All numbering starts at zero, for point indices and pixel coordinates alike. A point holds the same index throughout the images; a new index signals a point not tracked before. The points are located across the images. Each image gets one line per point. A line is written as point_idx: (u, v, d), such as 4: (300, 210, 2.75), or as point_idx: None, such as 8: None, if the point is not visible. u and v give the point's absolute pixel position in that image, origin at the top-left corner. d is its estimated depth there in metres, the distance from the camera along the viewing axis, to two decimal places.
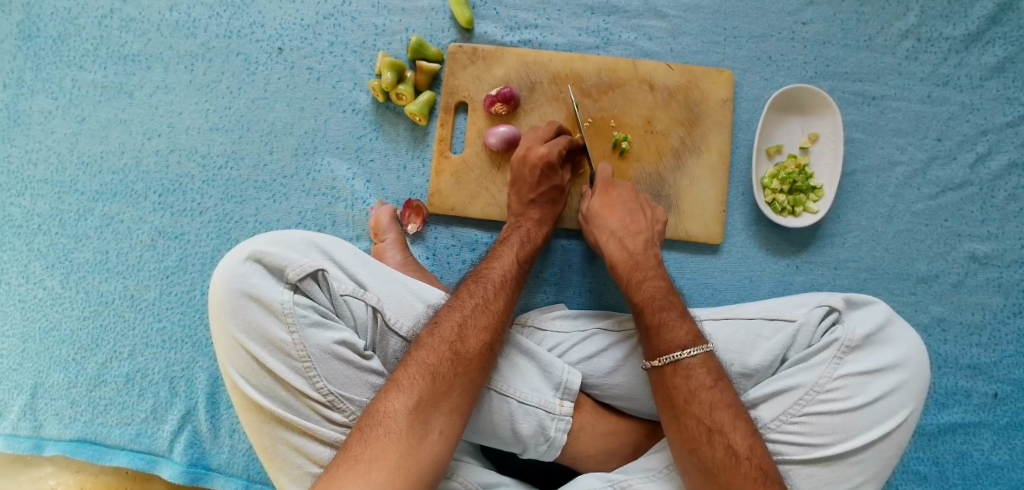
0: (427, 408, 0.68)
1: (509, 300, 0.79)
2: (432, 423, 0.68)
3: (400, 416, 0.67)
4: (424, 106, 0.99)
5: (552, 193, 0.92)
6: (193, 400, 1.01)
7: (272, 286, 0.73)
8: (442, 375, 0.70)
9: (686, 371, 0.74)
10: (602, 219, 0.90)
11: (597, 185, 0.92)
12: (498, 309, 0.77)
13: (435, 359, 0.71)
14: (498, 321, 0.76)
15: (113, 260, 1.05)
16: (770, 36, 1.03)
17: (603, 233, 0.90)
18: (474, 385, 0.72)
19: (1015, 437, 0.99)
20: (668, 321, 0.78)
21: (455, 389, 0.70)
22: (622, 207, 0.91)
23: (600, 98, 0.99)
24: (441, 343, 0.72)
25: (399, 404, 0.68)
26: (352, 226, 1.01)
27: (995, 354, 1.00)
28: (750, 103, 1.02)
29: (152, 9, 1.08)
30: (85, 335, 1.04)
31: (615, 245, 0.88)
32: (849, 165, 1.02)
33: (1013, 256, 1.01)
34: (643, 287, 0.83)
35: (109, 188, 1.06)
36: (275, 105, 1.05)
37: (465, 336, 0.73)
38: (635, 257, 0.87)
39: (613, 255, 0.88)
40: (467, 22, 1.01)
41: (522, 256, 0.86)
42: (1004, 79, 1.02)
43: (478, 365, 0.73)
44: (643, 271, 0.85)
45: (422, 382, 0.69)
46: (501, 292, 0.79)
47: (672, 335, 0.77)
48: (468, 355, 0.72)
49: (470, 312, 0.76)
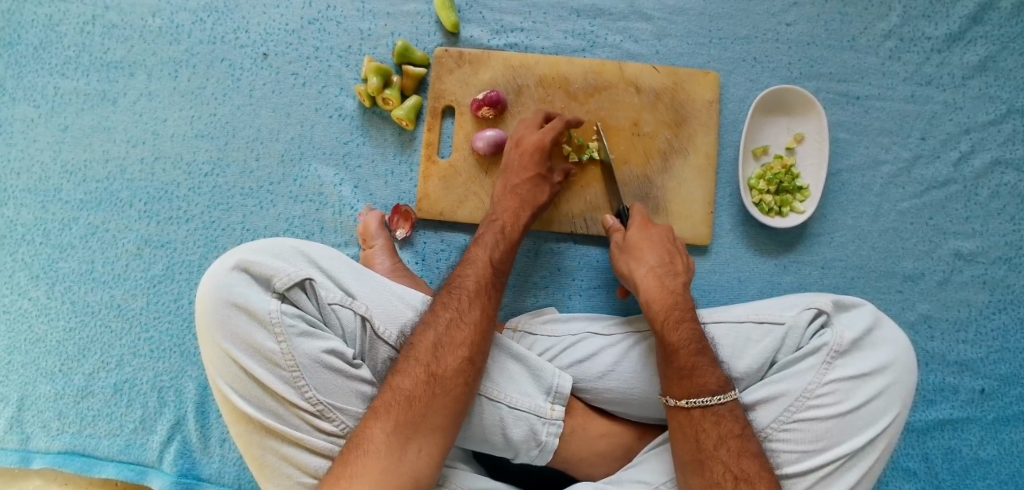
0: (406, 430, 0.68)
1: (487, 308, 0.78)
2: (412, 444, 0.68)
3: (381, 438, 0.68)
4: (411, 111, 0.99)
5: (536, 180, 0.91)
6: (182, 410, 1.00)
7: (259, 295, 0.73)
8: (419, 398, 0.70)
9: (715, 416, 0.74)
10: (639, 251, 0.88)
11: (637, 217, 0.91)
12: (473, 322, 0.76)
13: (411, 383, 0.71)
14: (476, 333, 0.75)
15: (99, 269, 1.04)
16: (755, 37, 1.03)
17: (641, 267, 0.86)
18: (457, 403, 0.72)
19: (1002, 431, 1.00)
20: (702, 366, 0.76)
21: (434, 410, 0.70)
22: (660, 244, 0.88)
23: (587, 100, 0.99)
24: (417, 367, 0.72)
25: (379, 427, 0.68)
26: (340, 233, 1.01)
27: (981, 350, 1.01)
28: (736, 104, 1.02)
29: (135, 15, 1.07)
30: (72, 345, 1.03)
31: (653, 280, 0.84)
32: (835, 165, 1.02)
33: (997, 252, 1.02)
34: (681, 329, 0.79)
35: (94, 197, 1.05)
36: (261, 111, 1.04)
37: (441, 356, 0.73)
38: (673, 295, 0.83)
39: (652, 290, 0.84)
40: (452, 26, 1.01)
41: (498, 256, 0.83)
42: (987, 77, 1.03)
43: (457, 383, 0.72)
44: (680, 308, 0.82)
45: (400, 406, 0.69)
46: (477, 302, 0.77)
47: (704, 379, 0.75)
48: (446, 375, 0.72)
49: (444, 330, 0.75)
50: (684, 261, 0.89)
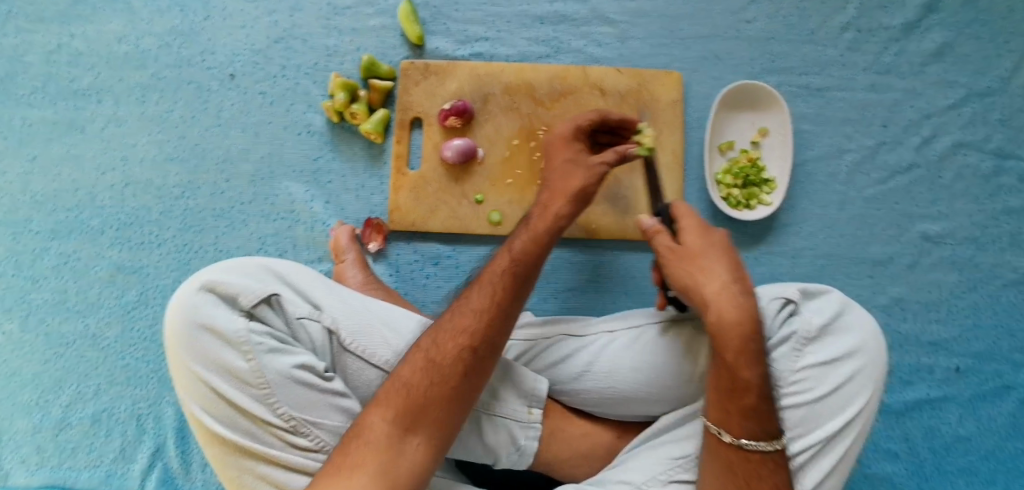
0: (405, 420, 0.65)
1: (505, 298, 0.71)
2: (411, 436, 0.64)
3: (379, 428, 0.64)
4: (379, 124, 0.99)
5: (567, 168, 0.81)
6: (162, 437, 0.99)
7: (227, 315, 0.73)
8: (417, 386, 0.66)
9: (772, 463, 0.70)
10: (708, 263, 0.73)
11: (696, 225, 0.76)
12: (485, 310, 0.70)
13: (410, 371, 0.67)
14: (483, 321, 0.69)
15: (73, 299, 1.03)
16: (716, 36, 1.05)
17: (713, 284, 0.72)
18: (458, 394, 0.67)
19: (980, 408, 1.01)
20: (767, 414, 0.70)
21: (435, 400, 0.66)
22: (722, 254, 0.74)
23: (553, 106, 1.00)
24: (417, 354, 0.68)
25: (379, 415, 0.65)
26: (313, 249, 1.00)
27: (954, 329, 1.03)
28: (700, 102, 1.03)
29: (101, 41, 1.07)
30: (48, 377, 1.02)
31: (728, 300, 0.71)
32: (800, 156, 1.04)
33: (964, 233, 1.05)
34: (753, 366, 0.70)
35: (65, 226, 1.05)
36: (229, 131, 1.04)
37: (441, 342, 0.68)
38: (749, 319, 0.70)
39: (728, 313, 0.70)
40: (417, 38, 1.01)
41: (521, 243, 0.75)
42: (944, 64, 1.06)
43: (460, 372, 0.67)
44: (755, 339, 0.70)
45: (396, 396, 0.66)
46: (490, 291, 0.71)
47: (766, 423, 0.70)
48: (447, 363, 0.67)
49: (448, 317, 0.71)
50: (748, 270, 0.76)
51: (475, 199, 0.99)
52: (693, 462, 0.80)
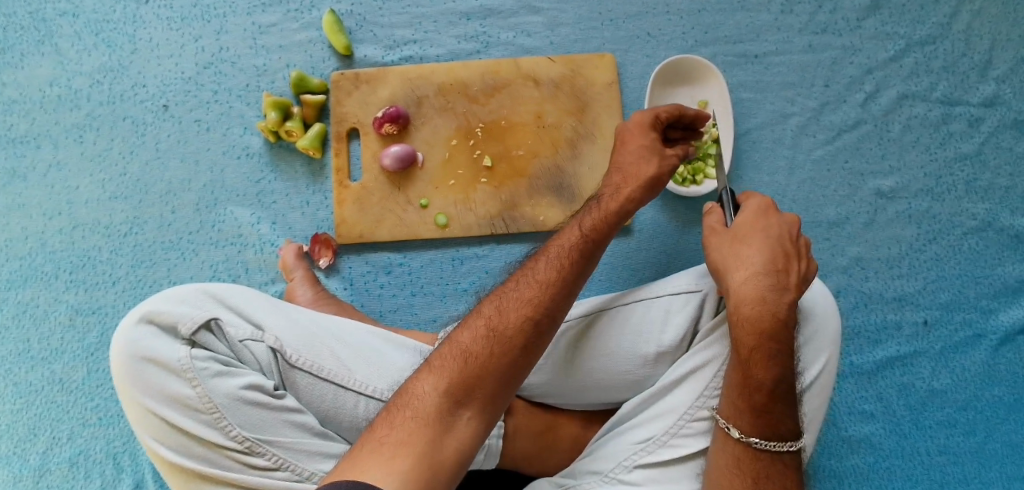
0: (459, 391, 0.59)
1: (568, 276, 0.68)
2: (461, 409, 0.59)
3: (431, 397, 0.58)
4: (316, 139, 0.98)
5: (643, 153, 0.80)
6: (140, 473, 0.99)
7: (168, 345, 0.73)
8: (479, 354, 0.61)
9: (780, 462, 0.69)
10: (744, 252, 0.75)
11: (748, 215, 0.77)
12: (552, 284, 0.67)
13: (470, 338, 0.63)
14: (549, 293, 0.66)
15: (35, 347, 1.03)
16: (646, 13, 1.04)
17: (742, 273, 0.74)
18: (515, 367, 0.62)
19: (952, 359, 1.01)
20: (779, 414, 0.69)
21: (492, 370, 0.61)
22: (762, 250, 0.74)
23: (488, 101, 0.99)
24: (479, 320, 0.64)
25: (431, 383, 0.59)
26: (265, 271, 1.00)
27: (917, 283, 1.02)
28: (637, 81, 1.02)
29: (33, 86, 1.07)
30: (20, 426, 1.02)
31: (751, 292, 0.72)
32: (743, 125, 1.03)
33: (918, 185, 1.04)
34: (769, 365, 0.70)
35: (19, 275, 1.04)
36: (170, 162, 1.04)
37: (505, 311, 0.65)
38: (773, 315, 0.71)
39: (748, 306, 0.71)
40: (344, 48, 1.00)
41: (589, 222, 0.74)
42: (880, 16, 1.05)
43: (518, 344, 0.63)
44: (773, 337, 0.70)
45: (453, 363, 0.61)
46: (559, 264, 0.69)
47: (781, 420, 0.69)
48: (508, 332, 0.63)
49: (514, 287, 0.67)
50: (800, 267, 0.75)
51: (419, 204, 0.98)
52: (657, 445, 0.76)
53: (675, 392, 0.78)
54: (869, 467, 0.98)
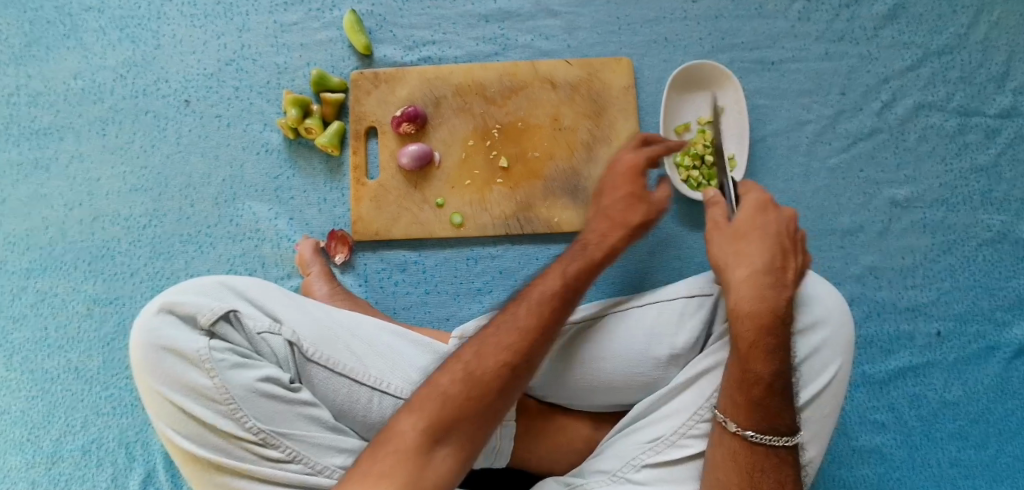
0: (438, 430, 0.61)
1: (546, 322, 0.69)
2: (440, 446, 0.61)
3: (411, 434, 0.60)
4: (334, 136, 0.99)
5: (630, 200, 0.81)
6: (152, 461, 1.00)
7: (188, 335, 0.73)
8: (456, 396, 0.63)
9: (776, 458, 0.70)
10: (742, 250, 0.75)
11: (747, 212, 0.78)
12: (529, 331, 0.68)
13: (449, 379, 0.64)
14: (526, 340, 0.67)
15: (53, 335, 1.05)
16: (663, 18, 1.04)
17: (741, 269, 0.74)
18: (490, 410, 0.64)
19: (965, 371, 1.00)
20: (778, 410, 0.70)
21: (468, 413, 0.62)
22: (760, 248, 0.75)
23: (505, 102, 1.00)
24: (457, 363, 0.65)
25: (411, 421, 0.61)
26: (281, 266, 1.01)
27: (931, 293, 1.02)
28: (653, 86, 1.03)
29: (57, 79, 1.08)
30: (35, 413, 1.03)
31: (750, 290, 0.72)
32: (759, 131, 1.03)
33: (933, 195, 1.04)
34: (768, 360, 0.70)
35: (39, 263, 1.06)
36: (190, 157, 1.05)
37: (483, 355, 0.66)
38: (771, 310, 0.72)
39: (748, 302, 0.72)
40: (364, 48, 1.02)
41: (573, 270, 0.74)
42: (897, 25, 1.06)
43: (495, 388, 0.64)
44: (772, 332, 0.71)
45: (433, 403, 0.62)
46: (539, 311, 0.69)
47: (777, 417, 0.70)
48: (485, 376, 0.64)
49: (494, 330, 0.68)
50: (797, 263, 0.76)
51: (435, 204, 0.99)
52: (665, 445, 0.77)
53: (687, 394, 0.78)
54: (879, 478, 0.98)
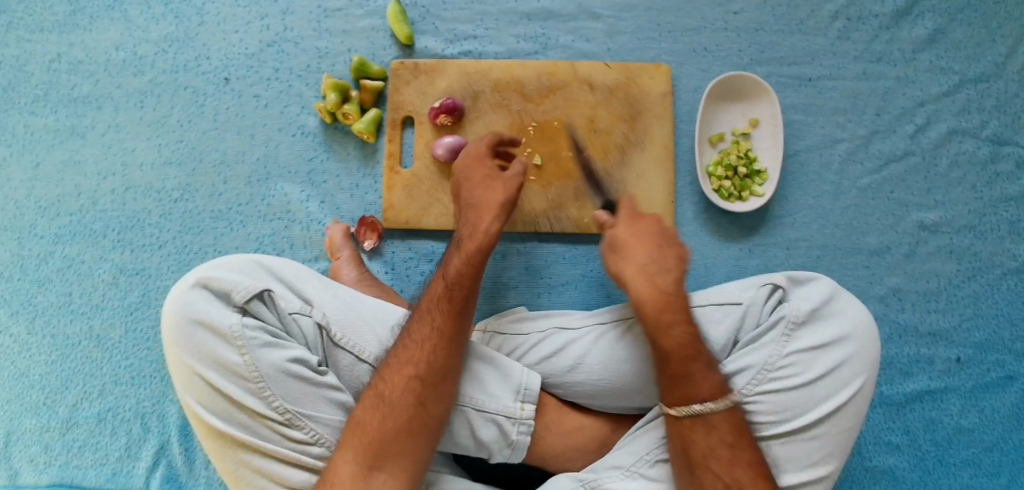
0: (368, 457, 0.68)
1: (439, 320, 0.74)
2: (375, 471, 0.68)
3: (347, 469, 0.68)
4: (371, 123, 1.00)
5: (488, 182, 0.87)
6: (167, 434, 1.01)
7: (221, 311, 0.74)
8: (371, 426, 0.70)
9: (707, 426, 0.74)
10: (630, 248, 0.85)
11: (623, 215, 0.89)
12: (424, 338, 0.74)
13: (364, 412, 0.71)
14: (426, 350, 0.73)
15: (77, 301, 1.05)
16: (704, 28, 1.05)
17: (631, 267, 0.83)
18: (415, 426, 0.71)
19: (982, 399, 1.00)
20: (698, 380, 0.75)
21: (389, 436, 0.69)
22: (647, 239, 0.86)
23: (542, 101, 1.01)
24: (369, 394, 0.72)
25: (343, 458, 0.69)
26: (309, 248, 1.02)
27: (953, 319, 1.02)
28: (690, 94, 1.03)
29: (99, 50, 1.10)
30: (53, 378, 1.04)
31: (644, 281, 0.81)
32: (792, 146, 1.04)
33: (961, 222, 1.04)
34: (673, 336, 0.77)
35: (68, 230, 1.07)
36: (226, 134, 1.06)
37: (387, 379, 0.72)
38: (665, 294, 0.80)
39: (643, 293, 0.80)
40: (406, 38, 1.02)
41: (453, 267, 0.78)
42: (935, 50, 1.06)
43: (408, 404, 0.70)
44: (671, 311, 0.78)
45: (354, 437, 0.70)
46: (430, 319, 0.75)
47: (695, 388, 0.75)
48: (394, 397, 0.71)
49: (397, 351, 0.74)
50: (679, 251, 0.85)
51: None
52: None
53: None
54: None
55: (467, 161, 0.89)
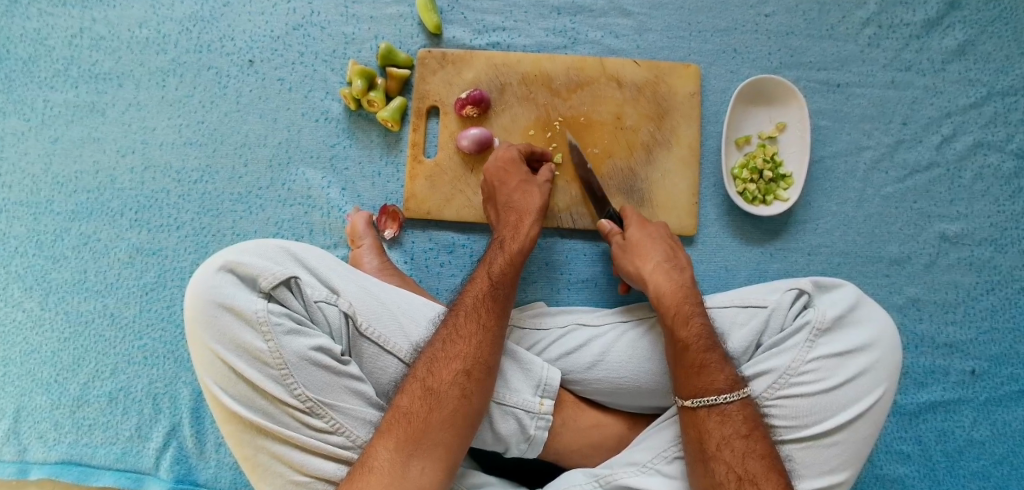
0: (409, 446, 0.69)
1: (487, 320, 0.77)
2: (414, 459, 0.68)
3: (386, 454, 0.68)
4: (396, 112, 0.99)
5: (526, 187, 0.91)
6: (178, 416, 1.00)
7: (246, 295, 0.73)
8: (416, 414, 0.70)
9: (720, 415, 0.74)
10: (644, 247, 0.88)
11: (633, 216, 0.92)
12: (472, 333, 0.76)
13: (409, 400, 0.71)
14: (474, 345, 0.75)
15: (91, 279, 1.05)
16: (734, 29, 1.04)
17: (648, 263, 0.87)
18: (458, 420, 0.71)
19: (994, 412, 1.00)
20: (711, 371, 0.76)
21: (432, 424, 0.70)
22: (656, 241, 0.89)
23: (570, 96, 1.00)
24: (414, 383, 0.73)
25: (383, 444, 0.69)
26: (329, 234, 1.02)
27: (970, 331, 1.02)
28: (717, 96, 1.03)
29: (122, 26, 1.08)
30: (66, 355, 1.03)
31: (662, 274, 0.85)
32: (818, 151, 1.03)
33: (982, 234, 1.03)
34: (692, 325, 0.79)
35: (86, 207, 1.06)
36: (248, 117, 1.05)
37: (436, 370, 0.73)
38: (683, 288, 0.84)
39: (666, 288, 0.84)
40: (435, 27, 1.02)
41: (495, 270, 0.82)
42: (965, 62, 1.05)
43: (455, 395, 0.72)
44: (693, 303, 0.82)
45: (398, 425, 0.70)
46: (475, 316, 0.77)
47: (710, 378, 0.75)
48: (444, 387, 0.72)
49: (441, 344, 0.75)
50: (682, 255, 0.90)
51: None
52: None
53: None
54: None
55: (500, 166, 0.92)
